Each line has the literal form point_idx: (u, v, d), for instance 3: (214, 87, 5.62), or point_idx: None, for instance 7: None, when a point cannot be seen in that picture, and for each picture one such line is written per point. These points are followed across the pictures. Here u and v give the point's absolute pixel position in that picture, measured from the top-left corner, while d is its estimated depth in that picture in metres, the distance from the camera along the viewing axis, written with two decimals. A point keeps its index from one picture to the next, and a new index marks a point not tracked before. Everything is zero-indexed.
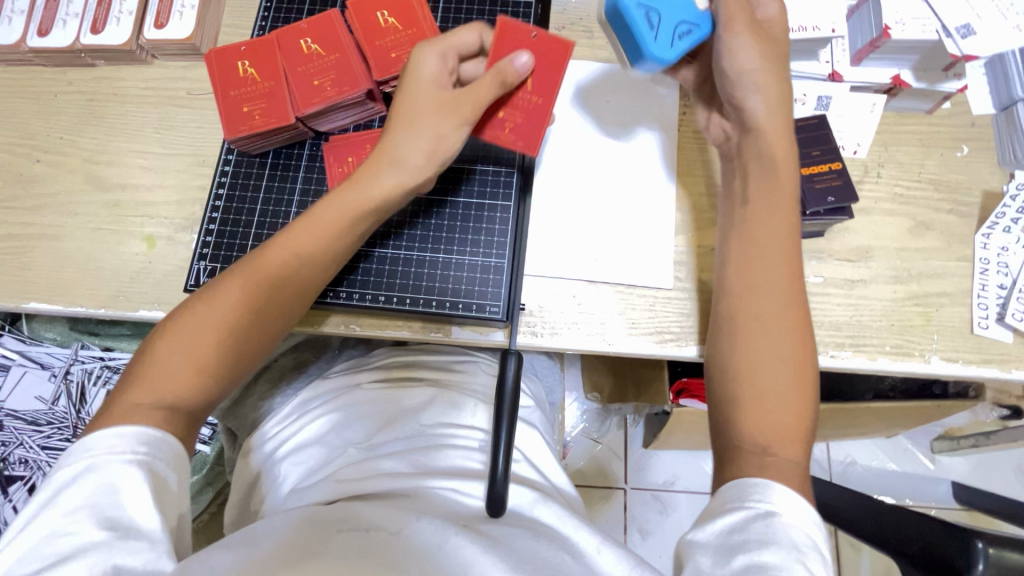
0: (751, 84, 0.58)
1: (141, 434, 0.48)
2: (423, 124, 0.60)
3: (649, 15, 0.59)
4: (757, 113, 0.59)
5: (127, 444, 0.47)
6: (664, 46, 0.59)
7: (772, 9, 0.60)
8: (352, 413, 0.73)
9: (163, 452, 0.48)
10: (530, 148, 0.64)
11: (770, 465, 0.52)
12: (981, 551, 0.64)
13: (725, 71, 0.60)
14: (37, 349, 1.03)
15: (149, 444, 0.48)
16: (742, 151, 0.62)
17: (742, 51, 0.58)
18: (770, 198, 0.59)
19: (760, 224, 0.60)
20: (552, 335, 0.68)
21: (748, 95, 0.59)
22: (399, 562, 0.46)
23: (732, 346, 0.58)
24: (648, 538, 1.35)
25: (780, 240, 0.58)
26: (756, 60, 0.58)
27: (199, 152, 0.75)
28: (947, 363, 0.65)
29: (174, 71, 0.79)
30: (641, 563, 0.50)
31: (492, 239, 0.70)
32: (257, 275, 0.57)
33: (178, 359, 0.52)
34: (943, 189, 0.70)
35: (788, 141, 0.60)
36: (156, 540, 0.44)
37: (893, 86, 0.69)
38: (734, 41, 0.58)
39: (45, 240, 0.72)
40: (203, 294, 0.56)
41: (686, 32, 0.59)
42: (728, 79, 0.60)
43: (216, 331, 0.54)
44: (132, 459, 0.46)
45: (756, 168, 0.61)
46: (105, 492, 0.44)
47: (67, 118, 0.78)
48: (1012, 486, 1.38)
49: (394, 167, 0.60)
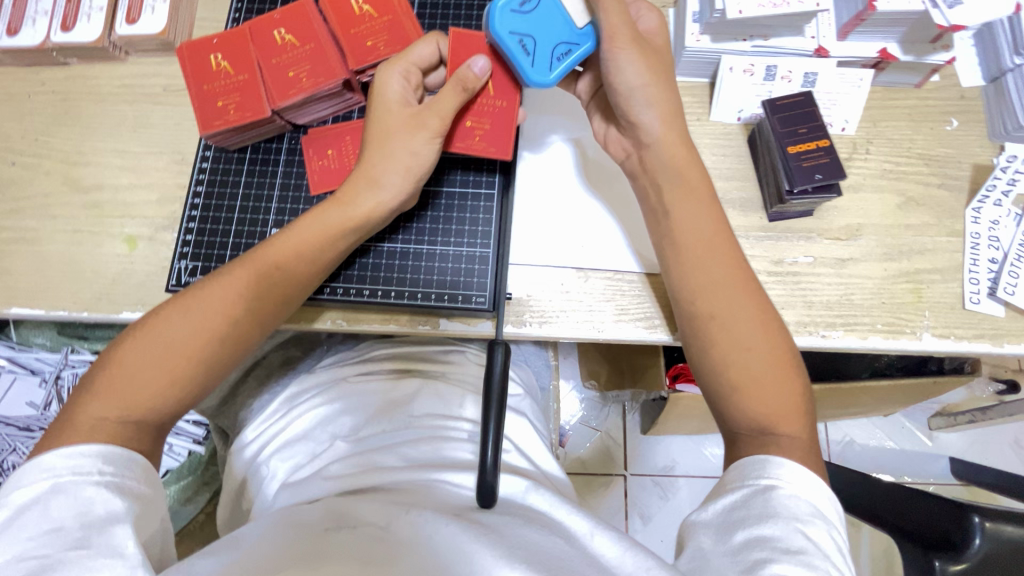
0: (643, 102, 0.57)
1: (105, 454, 0.48)
2: (398, 138, 0.60)
3: (523, 42, 0.59)
4: (654, 128, 0.59)
5: (93, 465, 0.47)
6: (543, 70, 0.59)
7: (651, 22, 0.60)
8: (341, 407, 0.73)
9: (131, 470, 0.48)
10: (503, 153, 0.64)
11: (765, 446, 0.52)
12: (977, 525, 0.68)
13: (614, 90, 0.58)
14: (26, 354, 1.01)
15: (116, 463, 0.48)
16: (646, 168, 0.61)
17: (628, 68, 0.57)
18: (691, 199, 0.59)
19: (692, 230, 0.58)
20: (541, 324, 0.67)
21: (636, 112, 0.58)
22: (389, 556, 0.46)
23: (699, 348, 0.57)
24: (649, 524, 1.35)
25: (712, 241, 0.58)
26: (643, 78, 0.57)
27: (178, 149, 0.74)
28: (939, 340, 0.65)
29: (149, 68, 0.77)
30: (633, 544, 0.50)
31: (476, 230, 0.69)
32: (238, 282, 0.56)
33: (154, 367, 0.52)
34: (932, 163, 0.69)
35: (689, 153, 0.60)
36: (128, 556, 0.42)
37: (879, 60, 0.68)
38: (617, 59, 0.57)
39: (24, 244, 0.71)
40: (182, 298, 0.55)
41: (565, 53, 0.59)
42: (620, 100, 0.59)
43: (194, 339, 0.53)
44: (98, 479, 0.46)
45: (665, 183, 0.59)
46: (72, 512, 0.44)
47: (42, 119, 0.76)
48: (1010, 461, 1.38)
49: (373, 182, 0.60)
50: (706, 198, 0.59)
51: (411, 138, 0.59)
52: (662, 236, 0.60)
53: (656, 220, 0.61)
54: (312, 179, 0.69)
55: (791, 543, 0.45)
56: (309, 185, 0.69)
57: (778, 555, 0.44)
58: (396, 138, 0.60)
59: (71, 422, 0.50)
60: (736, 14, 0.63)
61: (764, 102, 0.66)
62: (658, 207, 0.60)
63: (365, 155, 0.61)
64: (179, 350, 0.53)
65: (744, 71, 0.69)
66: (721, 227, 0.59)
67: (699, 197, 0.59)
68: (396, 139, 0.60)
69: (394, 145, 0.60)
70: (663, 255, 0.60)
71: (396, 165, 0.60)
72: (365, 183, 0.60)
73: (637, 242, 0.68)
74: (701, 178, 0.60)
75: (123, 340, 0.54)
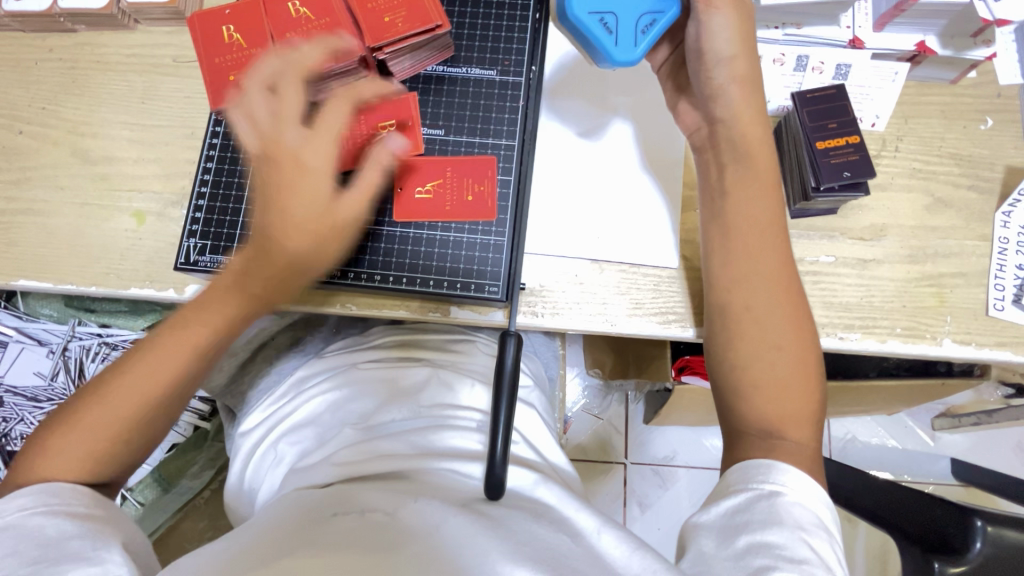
0: (724, 70, 0.56)
1: (45, 489, 0.49)
2: (308, 181, 0.57)
3: (603, 19, 0.55)
4: (731, 100, 0.57)
5: (31, 501, 0.47)
6: (628, 48, 0.56)
7: (722, 44, 0.55)
8: (351, 392, 0.72)
9: (77, 498, 0.49)
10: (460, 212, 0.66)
11: (777, 448, 0.52)
12: (978, 529, 0.68)
13: (701, 55, 0.56)
14: (34, 326, 1.03)
15: (59, 495, 0.48)
16: (714, 144, 0.59)
17: (719, 30, 0.55)
18: (754, 185, 0.57)
19: (744, 216, 0.57)
20: (553, 315, 0.66)
21: (715, 78, 0.57)
22: (395, 542, 0.45)
23: (725, 341, 0.56)
24: (647, 512, 1.36)
25: (767, 226, 0.57)
26: (734, 44, 0.55)
27: (188, 123, 0.72)
28: (959, 346, 0.63)
29: (159, 37, 0.75)
30: (640, 546, 0.49)
31: (493, 216, 0.66)
32: (185, 345, 0.56)
33: (92, 434, 0.53)
34: (963, 163, 0.67)
35: (762, 130, 0.58)
36: (95, 557, 0.43)
37: (916, 53, 0.65)
38: (709, 20, 0.55)
39: (31, 215, 0.70)
40: (129, 360, 0.56)
41: (650, 23, 0.55)
42: (702, 65, 0.57)
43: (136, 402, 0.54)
44: (41, 508, 0.47)
45: (730, 160, 0.58)
46: (21, 539, 0.44)
47: (48, 87, 0.74)
48: (1011, 464, 1.38)
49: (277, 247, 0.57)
50: (761, 188, 0.57)
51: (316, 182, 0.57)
52: (713, 213, 0.59)
53: (713, 200, 0.59)
54: None
55: (795, 552, 0.45)
56: None
57: (783, 563, 0.44)
58: (309, 188, 0.57)
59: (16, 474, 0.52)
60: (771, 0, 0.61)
61: (793, 95, 0.64)
62: (717, 187, 0.59)
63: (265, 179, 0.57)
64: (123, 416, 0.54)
65: (774, 60, 0.66)
66: (779, 219, 0.57)
67: (764, 183, 0.57)
68: (294, 210, 0.57)
69: (303, 193, 0.57)
70: (710, 237, 0.59)
71: (302, 218, 0.57)
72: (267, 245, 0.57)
73: (656, 238, 0.67)
74: (770, 162, 0.58)
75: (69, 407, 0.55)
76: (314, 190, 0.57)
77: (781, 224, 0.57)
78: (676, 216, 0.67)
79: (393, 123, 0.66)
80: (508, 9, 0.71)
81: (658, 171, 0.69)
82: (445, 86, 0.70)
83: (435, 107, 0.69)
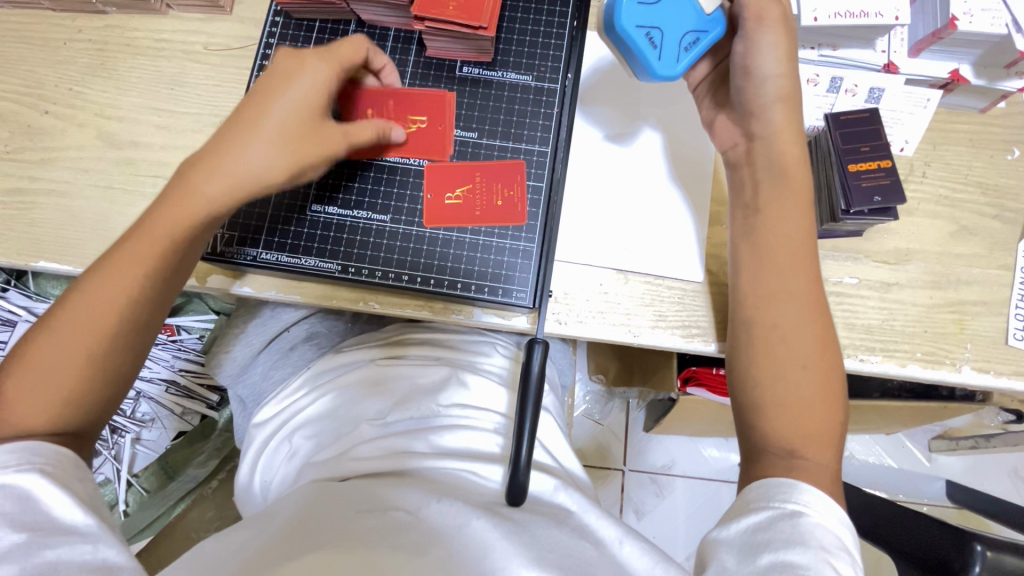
0: (771, 87, 0.57)
1: (27, 445, 0.47)
2: (296, 157, 0.55)
3: (649, 34, 0.55)
4: (773, 117, 0.58)
5: (16, 459, 0.46)
6: (670, 62, 0.56)
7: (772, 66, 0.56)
8: (366, 389, 0.71)
9: (60, 462, 0.48)
10: (488, 217, 0.66)
11: (798, 467, 0.52)
12: (978, 554, 0.66)
13: (749, 70, 0.57)
14: (44, 306, 1.02)
15: (43, 455, 0.47)
16: (751, 160, 0.60)
17: (767, 49, 0.56)
18: (781, 206, 0.58)
19: (769, 235, 0.58)
20: (577, 322, 0.66)
21: (761, 96, 0.58)
22: (419, 545, 0.45)
23: (751, 359, 0.56)
24: (643, 520, 1.36)
25: (793, 245, 0.57)
26: (781, 65, 0.56)
27: (217, 112, 0.72)
28: (978, 373, 0.64)
29: (191, 24, 0.75)
30: (663, 560, 0.49)
31: (523, 221, 0.66)
32: (156, 240, 0.53)
33: (91, 322, 0.51)
34: (989, 192, 0.68)
35: (801, 149, 0.58)
36: (83, 533, 0.44)
37: (949, 81, 0.65)
38: (757, 41, 0.56)
39: (53, 196, 0.70)
40: (81, 286, 0.52)
41: (692, 41, 0.56)
42: (749, 81, 0.58)
43: (103, 316, 0.51)
44: (25, 470, 0.46)
45: (765, 179, 0.59)
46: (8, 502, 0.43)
47: (76, 68, 0.74)
48: (1006, 488, 1.39)
49: (269, 96, 0.55)
50: (793, 206, 0.58)
51: (313, 167, 0.57)
52: (744, 227, 0.60)
53: (747, 216, 0.60)
54: None
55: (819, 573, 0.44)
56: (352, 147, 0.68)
57: None
58: (259, 145, 0.54)
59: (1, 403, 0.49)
60: (810, 22, 0.61)
61: (827, 116, 0.64)
62: (750, 203, 0.60)
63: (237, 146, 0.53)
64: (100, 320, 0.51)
65: (808, 80, 0.67)
66: (808, 238, 0.58)
67: (795, 203, 0.58)
68: (293, 79, 0.55)
69: (298, 88, 0.55)
70: (740, 250, 0.60)
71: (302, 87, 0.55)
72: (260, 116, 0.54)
73: (681, 250, 0.67)
74: (806, 182, 0.59)
75: (26, 341, 0.52)
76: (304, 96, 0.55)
77: (811, 243, 0.58)
78: (704, 228, 0.68)
79: (425, 119, 0.68)
80: (547, 14, 0.71)
81: (684, 185, 0.69)
82: (480, 88, 0.70)
83: (470, 108, 0.69)
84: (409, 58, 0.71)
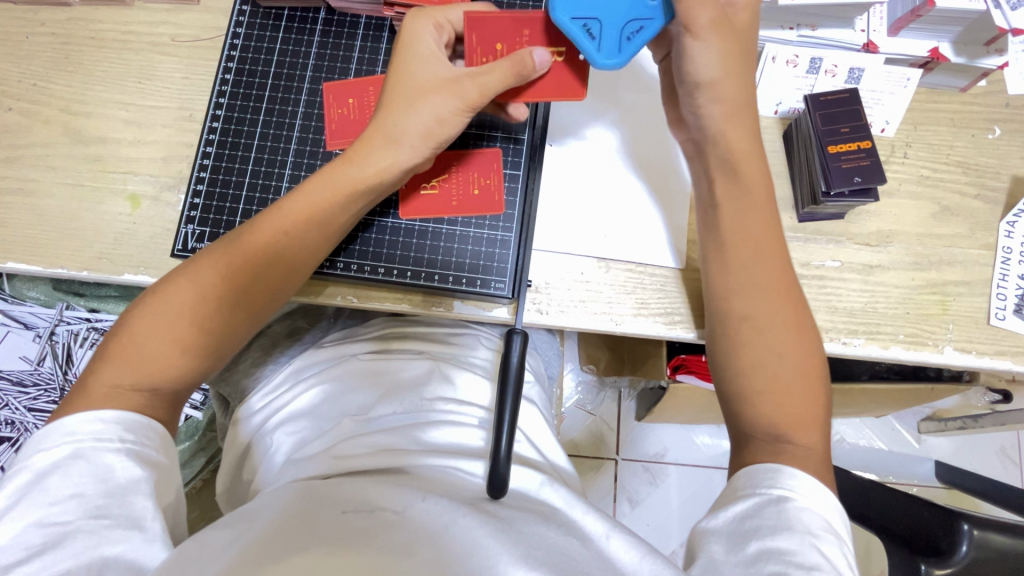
0: (707, 93, 0.57)
1: (126, 422, 0.48)
2: (425, 101, 0.57)
3: (586, 26, 0.56)
4: (712, 117, 0.58)
5: (114, 432, 0.47)
6: (608, 53, 0.56)
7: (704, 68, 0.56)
8: (347, 385, 0.71)
9: (150, 440, 0.49)
10: (465, 207, 0.66)
11: (784, 451, 0.52)
12: (965, 532, 0.67)
13: (683, 75, 0.58)
14: (20, 309, 1.01)
15: (136, 432, 0.48)
16: (701, 155, 0.60)
17: (702, 56, 0.55)
18: (752, 192, 0.57)
19: (742, 221, 0.57)
20: (556, 312, 0.65)
21: (698, 101, 0.58)
22: (407, 542, 0.44)
23: (728, 343, 0.56)
24: (636, 508, 1.36)
25: (767, 232, 0.57)
26: (718, 66, 0.56)
27: (187, 105, 0.70)
28: (960, 354, 0.64)
29: (156, 15, 0.72)
30: (650, 551, 0.49)
31: (501, 210, 0.66)
32: (271, 236, 0.55)
33: (180, 313, 0.52)
34: (970, 172, 0.67)
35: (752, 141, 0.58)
36: (147, 528, 0.44)
37: (929, 60, 0.64)
38: (689, 48, 0.55)
39: (20, 195, 0.68)
40: (181, 275, 0.54)
41: (637, 30, 0.56)
42: (686, 85, 0.58)
43: (195, 310, 0.52)
44: (119, 447, 0.47)
45: (735, 165, 0.58)
46: (93, 479, 0.44)
47: (41, 63, 0.72)
48: (994, 468, 1.40)
49: (403, 73, 0.58)
50: (766, 191, 0.58)
51: (440, 104, 0.56)
52: (715, 219, 0.60)
53: (707, 210, 0.60)
54: (330, 129, 0.68)
55: (807, 558, 0.44)
56: (327, 138, 0.68)
57: (794, 570, 0.43)
58: (425, 104, 0.56)
59: (83, 391, 0.50)
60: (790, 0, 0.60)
61: (806, 97, 0.64)
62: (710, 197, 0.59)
63: (384, 111, 0.58)
64: (198, 313, 0.53)
65: (787, 61, 0.65)
66: (779, 222, 0.58)
67: (758, 191, 0.58)
68: (414, 41, 0.58)
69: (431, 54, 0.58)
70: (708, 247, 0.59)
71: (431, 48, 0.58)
72: (405, 88, 0.57)
73: (655, 238, 0.66)
74: (761, 167, 0.58)
75: (128, 317, 0.53)
76: (428, 57, 0.58)
77: (783, 226, 0.58)
78: (682, 214, 0.67)
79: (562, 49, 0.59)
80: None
81: (663, 172, 0.68)
82: None
83: None
84: (382, 46, 0.70)
